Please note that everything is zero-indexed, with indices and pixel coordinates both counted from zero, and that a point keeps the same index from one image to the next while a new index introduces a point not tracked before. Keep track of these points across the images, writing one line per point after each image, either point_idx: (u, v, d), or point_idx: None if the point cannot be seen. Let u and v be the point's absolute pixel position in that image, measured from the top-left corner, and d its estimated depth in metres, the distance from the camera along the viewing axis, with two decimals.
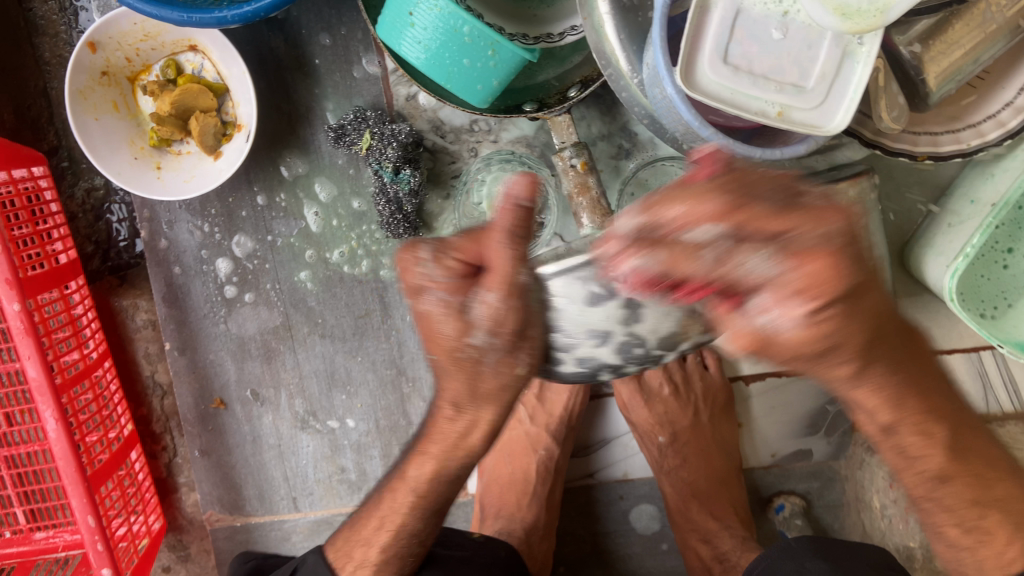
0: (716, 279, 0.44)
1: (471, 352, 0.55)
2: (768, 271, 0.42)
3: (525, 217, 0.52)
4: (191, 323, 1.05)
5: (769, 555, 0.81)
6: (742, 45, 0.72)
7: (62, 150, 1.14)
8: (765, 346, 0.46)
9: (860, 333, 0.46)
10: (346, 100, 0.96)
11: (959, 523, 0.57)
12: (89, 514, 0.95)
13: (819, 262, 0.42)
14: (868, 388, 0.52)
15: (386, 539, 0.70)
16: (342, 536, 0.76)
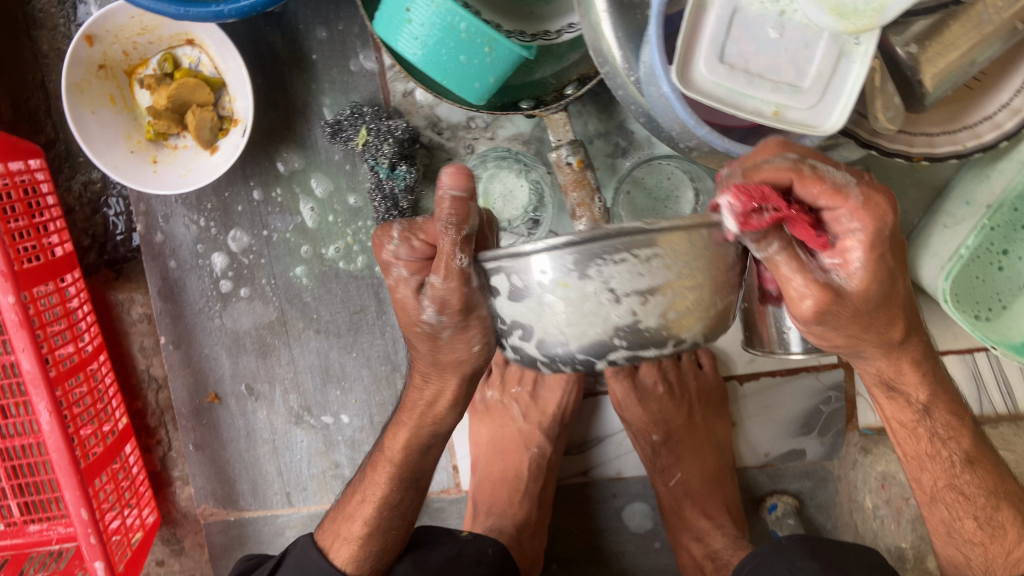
0: (806, 188, 0.52)
1: (427, 329, 0.61)
2: (837, 181, 0.53)
3: (461, 214, 0.54)
4: (186, 317, 1.05)
5: (759, 552, 0.81)
6: (738, 43, 0.72)
7: (59, 143, 1.14)
8: (835, 305, 0.57)
9: (900, 295, 0.59)
10: (343, 96, 0.96)
11: (944, 488, 0.71)
12: (82, 508, 0.95)
13: (879, 198, 0.53)
14: (907, 352, 0.65)
15: (370, 511, 0.78)
16: (348, 506, 0.80)
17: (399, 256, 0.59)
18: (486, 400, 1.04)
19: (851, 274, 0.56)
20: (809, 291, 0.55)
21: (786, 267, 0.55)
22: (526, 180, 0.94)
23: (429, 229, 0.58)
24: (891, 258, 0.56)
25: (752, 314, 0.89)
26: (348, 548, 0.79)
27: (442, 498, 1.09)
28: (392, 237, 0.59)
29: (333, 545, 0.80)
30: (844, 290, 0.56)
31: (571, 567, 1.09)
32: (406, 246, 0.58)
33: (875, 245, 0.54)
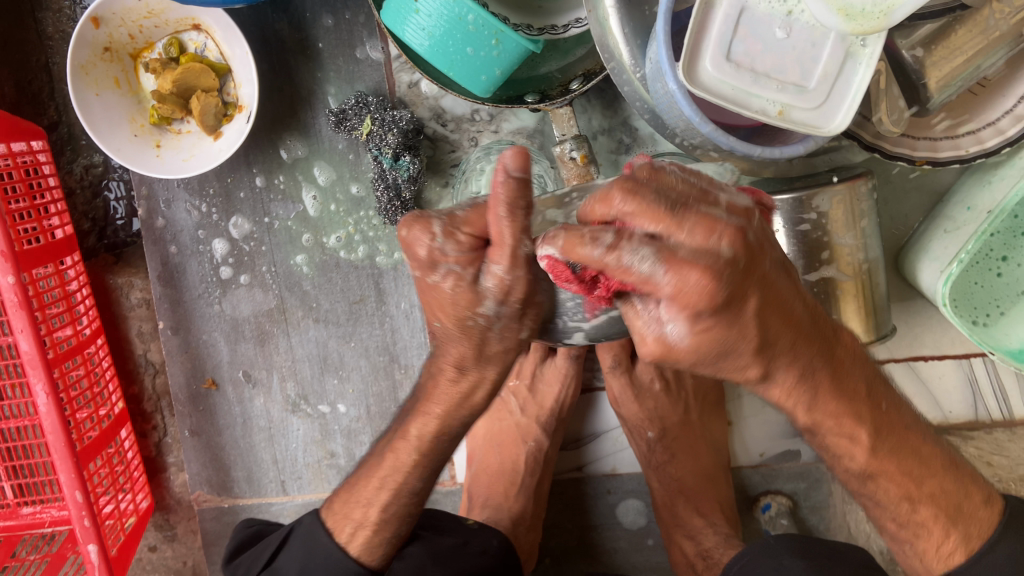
0: (606, 266, 0.46)
1: (480, 322, 0.54)
2: (642, 266, 0.44)
3: (515, 193, 0.47)
4: (186, 303, 1.05)
5: (748, 550, 0.82)
6: (745, 42, 0.72)
7: (62, 126, 1.13)
8: (670, 355, 0.49)
9: (744, 334, 0.49)
10: (348, 85, 0.96)
11: (898, 501, 0.65)
12: (77, 490, 0.94)
13: (686, 263, 0.44)
14: (782, 377, 0.56)
15: (389, 498, 0.73)
16: (355, 490, 0.76)
17: (447, 253, 0.51)
18: None
19: (697, 325, 0.47)
20: (637, 340, 0.50)
21: (638, 317, 0.49)
22: (528, 173, 0.91)
23: (472, 219, 0.51)
24: (741, 280, 0.46)
25: None
26: (364, 534, 0.75)
27: (436, 490, 1.09)
28: (432, 232, 0.51)
29: (345, 530, 0.77)
30: (672, 344, 0.48)
31: (564, 562, 1.09)
32: (452, 241, 0.51)
33: (717, 294, 0.45)
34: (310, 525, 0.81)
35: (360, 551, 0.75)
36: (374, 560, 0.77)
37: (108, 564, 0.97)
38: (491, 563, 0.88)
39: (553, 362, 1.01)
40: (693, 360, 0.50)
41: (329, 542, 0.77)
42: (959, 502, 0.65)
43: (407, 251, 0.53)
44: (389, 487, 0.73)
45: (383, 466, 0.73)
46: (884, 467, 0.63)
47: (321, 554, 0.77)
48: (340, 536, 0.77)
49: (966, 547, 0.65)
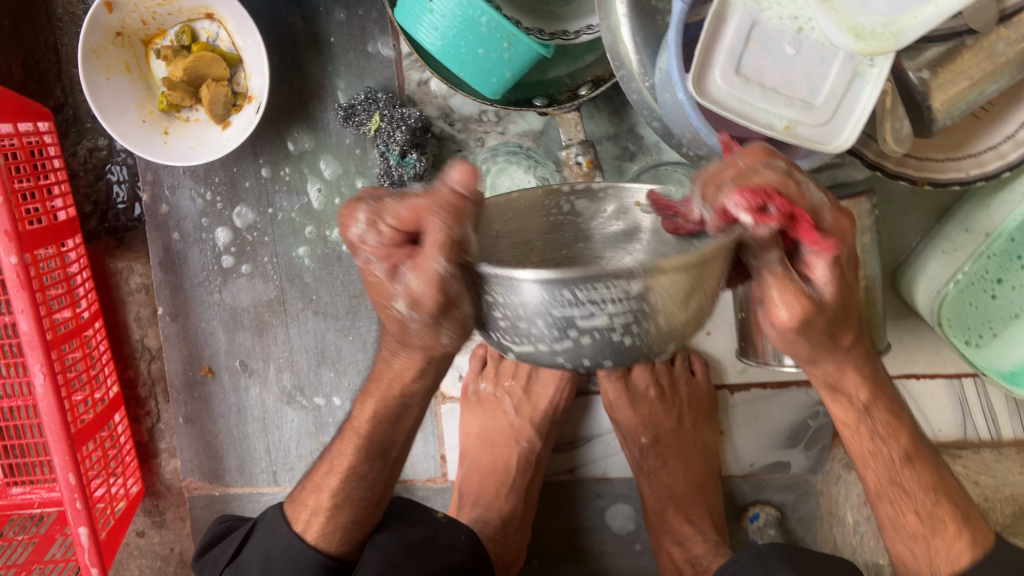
0: (794, 206, 0.53)
1: (397, 316, 0.56)
2: (812, 205, 0.54)
3: (459, 210, 0.51)
4: (186, 290, 1.05)
5: (739, 559, 0.82)
6: (755, 56, 0.73)
7: (67, 108, 1.14)
8: (814, 310, 0.57)
9: (852, 299, 0.60)
10: (358, 80, 0.96)
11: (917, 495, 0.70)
12: (70, 473, 0.95)
13: (846, 224, 0.57)
14: (845, 356, 0.65)
15: (337, 483, 0.77)
16: (314, 477, 0.80)
17: (366, 241, 0.53)
18: (479, 392, 1.04)
19: (820, 305, 0.58)
20: (791, 297, 0.57)
21: (785, 267, 0.56)
22: (534, 176, 0.94)
23: (399, 212, 0.52)
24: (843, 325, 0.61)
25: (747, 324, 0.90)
26: (319, 520, 0.78)
27: (427, 487, 1.09)
28: (359, 219, 0.53)
29: (302, 518, 0.80)
30: (821, 294, 0.57)
31: (551, 563, 1.10)
32: (373, 229, 0.53)
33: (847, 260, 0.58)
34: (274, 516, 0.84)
35: (315, 537, 0.79)
36: (331, 545, 0.79)
37: (98, 547, 0.98)
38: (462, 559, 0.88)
39: (549, 365, 1.02)
40: (804, 330, 0.58)
41: (287, 531, 0.81)
42: (965, 509, 0.71)
43: (343, 231, 0.55)
44: (351, 475, 0.76)
45: (331, 455, 0.78)
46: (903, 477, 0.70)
47: (281, 542, 0.81)
48: (296, 525, 0.80)
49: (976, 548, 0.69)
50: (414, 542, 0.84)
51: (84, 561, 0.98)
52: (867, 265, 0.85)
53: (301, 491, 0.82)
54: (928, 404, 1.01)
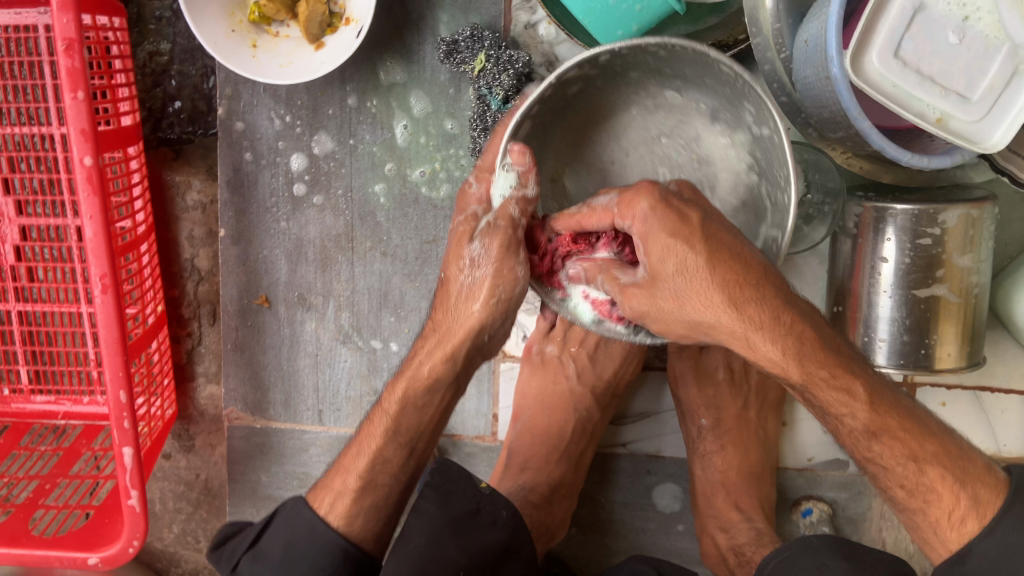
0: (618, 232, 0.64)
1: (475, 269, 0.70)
2: (606, 206, 0.63)
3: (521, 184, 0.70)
4: (251, 214, 1.00)
5: (786, 546, 0.76)
6: (915, 40, 0.69)
7: (132, 5, 1.06)
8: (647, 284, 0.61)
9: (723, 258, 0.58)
10: (462, 15, 0.91)
11: (904, 463, 0.65)
12: (122, 390, 0.91)
13: (636, 198, 0.60)
14: (853, 411, 0.64)
15: (364, 464, 0.78)
16: (341, 463, 0.81)
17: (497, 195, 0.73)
18: (544, 353, 1.00)
19: (660, 268, 0.59)
20: (620, 296, 0.63)
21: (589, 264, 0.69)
22: None
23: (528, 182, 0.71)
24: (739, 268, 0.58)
25: (842, 319, 0.88)
26: (343, 502, 0.78)
27: (474, 444, 1.07)
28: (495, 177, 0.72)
29: (326, 501, 0.79)
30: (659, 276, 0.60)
31: (590, 534, 1.08)
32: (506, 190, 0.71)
33: (675, 233, 0.58)
34: (297, 503, 0.80)
35: (338, 520, 0.77)
36: (353, 530, 0.78)
37: (140, 470, 0.94)
38: (503, 537, 0.82)
39: (619, 338, 0.98)
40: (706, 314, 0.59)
41: (309, 514, 0.78)
42: (961, 470, 0.65)
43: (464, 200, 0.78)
44: None
45: (361, 437, 0.81)
46: (886, 424, 0.64)
47: (302, 526, 0.78)
48: (319, 507, 0.79)
49: (978, 514, 0.64)
50: (458, 514, 0.80)
51: (124, 482, 0.94)
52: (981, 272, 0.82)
53: (327, 476, 0.82)
54: (999, 418, 0.99)
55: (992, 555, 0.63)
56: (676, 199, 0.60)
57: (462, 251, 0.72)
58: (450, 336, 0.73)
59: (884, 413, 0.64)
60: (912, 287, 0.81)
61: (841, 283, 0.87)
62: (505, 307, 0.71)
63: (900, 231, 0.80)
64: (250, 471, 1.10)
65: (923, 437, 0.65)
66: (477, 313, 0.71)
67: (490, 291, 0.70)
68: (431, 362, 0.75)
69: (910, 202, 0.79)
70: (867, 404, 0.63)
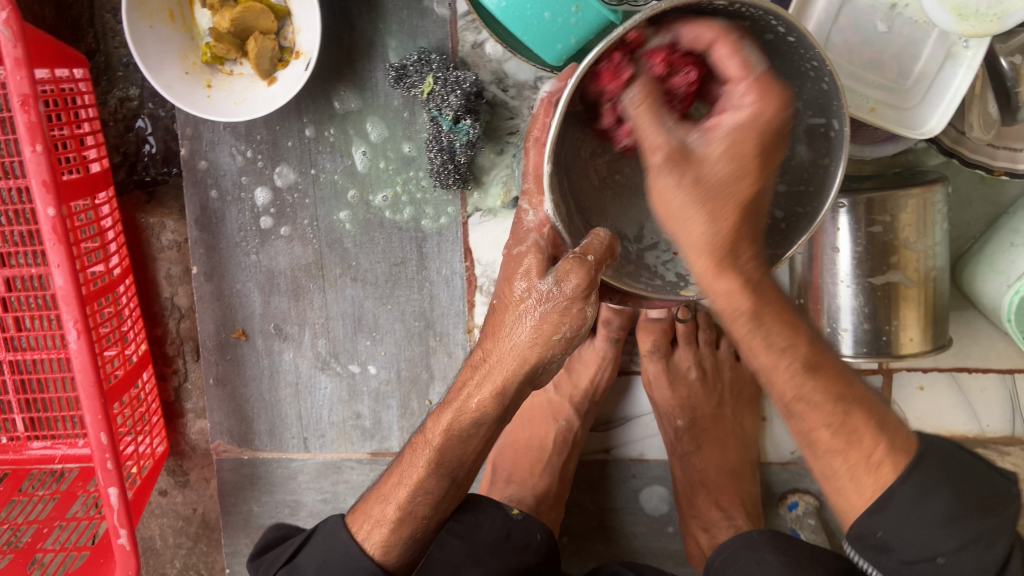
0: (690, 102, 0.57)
1: (539, 294, 0.61)
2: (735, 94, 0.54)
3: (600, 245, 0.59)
4: (222, 250, 1.02)
5: (733, 542, 0.78)
6: (844, 32, 0.70)
7: (99, 55, 1.09)
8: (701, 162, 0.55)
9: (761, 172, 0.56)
10: (411, 40, 0.92)
11: (831, 415, 0.62)
12: (102, 432, 0.93)
13: (773, 95, 0.54)
14: (795, 355, 0.61)
15: (405, 494, 0.71)
16: (382, 488, 0.74)
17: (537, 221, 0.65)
18: None
19: (710, 171, 0.55)
20: (646, 141, 0.55)
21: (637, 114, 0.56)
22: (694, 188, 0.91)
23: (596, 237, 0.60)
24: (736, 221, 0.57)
25: (805, 312, 0.88)
26: (381, 531, 0.71)
27: None
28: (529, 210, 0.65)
29: (364, 529, 0.73)
30: (693, 148, 0.55)
31: (581, 542, 1.08)
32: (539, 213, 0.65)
33: (749, 164, 0.55)
34: (337, 524, 0.75)
35: (376, 549, 0.71)
36: (390, 560, 0.72)
37: (128, 509, 0.96)
38: (535, 561, 0.79)
39: (592, 344, 0.97)
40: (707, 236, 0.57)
41: (346, 536, 0.73)
42: (881, 416, 0.63)
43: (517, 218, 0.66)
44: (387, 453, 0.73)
45: (403, 465, 0.73)
46: (822, 368, 0.62)
47: (340, 549, 0.73)
48: (356, 531, 0.73)
49: (893, 459, 0.61)
50: (486, 543, 0.78)
51: (113, 522, 0.96)
52: (937, 256, 0.83)
53: (368, 498, 0.75)
54: (978, 398, 0.98)
55: (904, 506, 0.60)
56: (780, 136, 0.55)
57: (528, 278, 0.62)
58: (499, 369, 0.64)
59: (825, 361, 0.62)
60: (868, 274, 0.81)
61: (802, 276, 0.88)
62: (567, 344, 0.62)
63: (852, 221, 0.80)
64: (241, 502, 1.11)
65: (868, 401, 0.63)
66: (540, 351, 0.62)
67: (553, 329, 0.61)
68: (481, 394, 0.66)
69: (862, 190, 0.80)
70: (809, 352, 0.62)
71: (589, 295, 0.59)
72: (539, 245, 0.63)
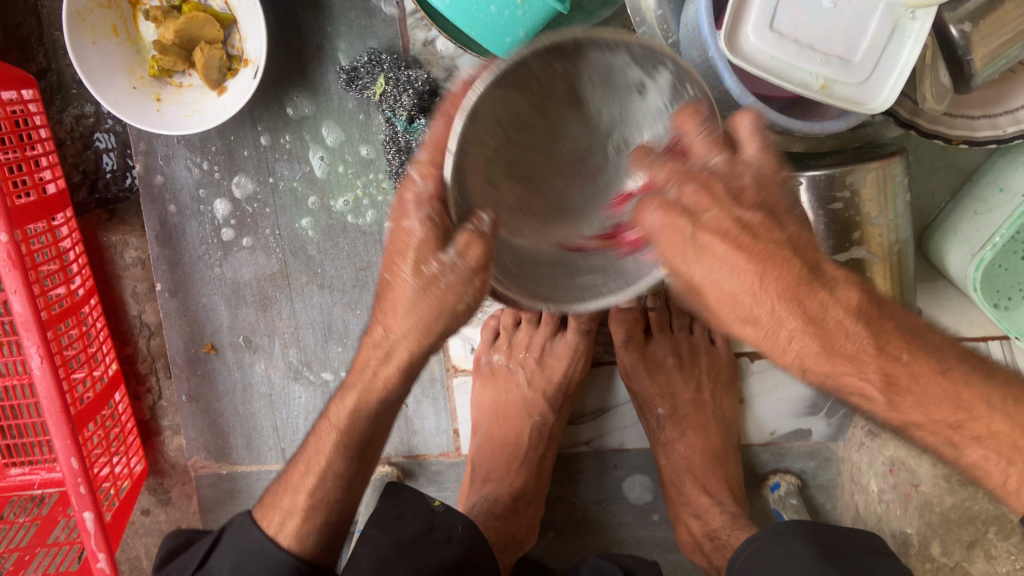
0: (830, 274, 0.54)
1: (432, 268, 0.57)
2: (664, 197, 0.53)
3: (484, 258, 0.56)
4: (185, 265, 1.01)
5: (757, 537, 0.75)
6: (790, 11, 0.69)
7: (51, 74, 1.07)
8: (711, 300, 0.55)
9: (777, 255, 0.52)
10: (359, 41, 0.91)
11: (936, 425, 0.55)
12: (73, 456, 0.91)
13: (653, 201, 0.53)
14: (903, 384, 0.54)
15: (314, 481, 0.71)
16: (290, 479, 0.74)
17: (414, 186, 0.56)
18: (492, 363, 0.99)
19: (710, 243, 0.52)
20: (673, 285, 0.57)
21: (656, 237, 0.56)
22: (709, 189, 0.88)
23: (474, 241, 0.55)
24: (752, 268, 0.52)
25: None
26: (294, 521, 0.71)
27: (440, 461, 1.06)
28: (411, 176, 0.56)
29: (275, 519, 0.72)
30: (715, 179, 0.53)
31: (568, 535, 1.07)
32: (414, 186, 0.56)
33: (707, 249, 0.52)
34: (244, 521, 0.74)
35: (289, 541, 0.71)
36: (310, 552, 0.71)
37: (105, 533, 0.95)
38: (459, 553, 0.77)
39: (563, 337, 0.96)
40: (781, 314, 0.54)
41: (258, 534, 0.72)
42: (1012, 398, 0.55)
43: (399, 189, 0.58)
44: (314, 469, 0.72)
45: (308, 452, 0.73)
46: (910, 416, 0.56)
47: (252, 546, 0.72)
48: (268, 526, 0.72)
49: None
50: (406, 538, 0.75)
51: (90, 546, 0.95)
52: (901, 228, 0.82)
53: (274, 490, 0.75)
54: None
55: None
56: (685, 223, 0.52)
57: (407, 251, 0.58)
58: (401, 347, 0.62)
59: (906, 370, 0.54)
60: (834, 252, 0.81)
61: None
62: (472, 308, 0.60)
63: (814, 199, 0.79)
64: (223, 518, 1.11)
65: (973, 397, 0.54)
66: (441, 319, 0.60)
67: (456, 298, 0.58)
68: (385, 371, 0.65)
69: (820, 168, 0.79)
70: (879, 364, 0.53)
71: (490, 266, 0.56)
72: (429, 219, 0.56)
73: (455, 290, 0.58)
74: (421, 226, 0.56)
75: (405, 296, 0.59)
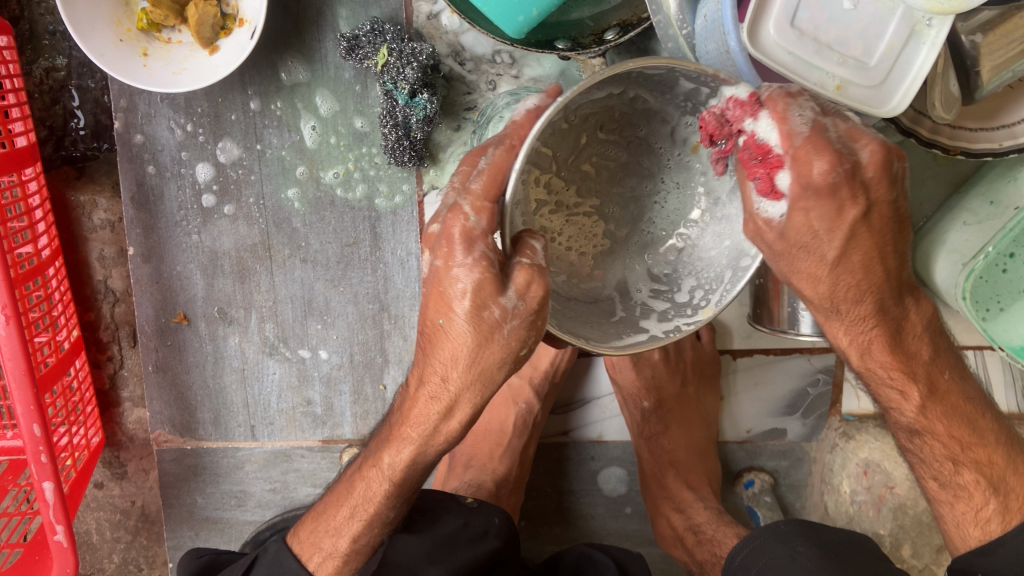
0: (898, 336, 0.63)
1: (490, 315, 0.55)
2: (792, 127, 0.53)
3: (543, 299, 0.55)
4: (160, 230, 0.97)
5: (755, 535, 0.75)
6: (810, 9, 0.68)
7: (24, 22, 1.00)
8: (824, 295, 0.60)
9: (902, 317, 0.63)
10: (362, 10, 0.88)
11: (942, 463, 0.68)
12: (35, 423, 0.87)
13: (822, 154, 0.53)
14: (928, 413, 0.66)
15: (360, 528, 0.71)
16: (331, 517, 0.73)
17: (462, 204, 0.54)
18: None
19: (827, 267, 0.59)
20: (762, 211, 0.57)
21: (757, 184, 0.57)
22: None
23: (525, 277, 0.54)
24: (864, 258, 0.57)
25: (765, 290, 0.88)
26: (333, 564, 0.72)
27: None
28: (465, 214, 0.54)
29: (314, 559, 0.73)
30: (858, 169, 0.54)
31: (539, 525, 1.07)
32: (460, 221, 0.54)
33: (830, 226, 0.55)
34: (280, 549, 0.76)
35: None
36: None
37: (64, 504, 0.91)
38: (498, 545, 0.80)
39: None
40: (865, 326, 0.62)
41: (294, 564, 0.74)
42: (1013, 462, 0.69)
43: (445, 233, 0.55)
44: (360, 517, 0.71)
45: (353, 496, 0.71)
46: (931, 429, 0.67)
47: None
48: (307, 561, 0.73)
49: (1001, 522, 0.67)
50: (438, 539, 0.76)
51: (48, 517, 0.90)
52: None
53: (314, 525, 0.75)
54: None
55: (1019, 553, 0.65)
56: (847, 184, 0.54)
57: (453, 295, 0.56)
58: (469, 406, 0.60)
59: (945, 392, 0.67)
60: None
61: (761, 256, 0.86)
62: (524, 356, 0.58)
63: None
64: (184, 494, 1.07)
65: (983, 435, 0.68)
66: (504, 368, 0.58)
67: (520, 345, 0.57)
68: (449, 428, 0.62)
69: None
70: (927, 377, 0.66)
71: (547, 301, 0.55)
72: (486, 260, 0.54)
73: (518, 337, 0.56)
74: (473, 269, 0.54)
75: (466, 348, 0.57)
